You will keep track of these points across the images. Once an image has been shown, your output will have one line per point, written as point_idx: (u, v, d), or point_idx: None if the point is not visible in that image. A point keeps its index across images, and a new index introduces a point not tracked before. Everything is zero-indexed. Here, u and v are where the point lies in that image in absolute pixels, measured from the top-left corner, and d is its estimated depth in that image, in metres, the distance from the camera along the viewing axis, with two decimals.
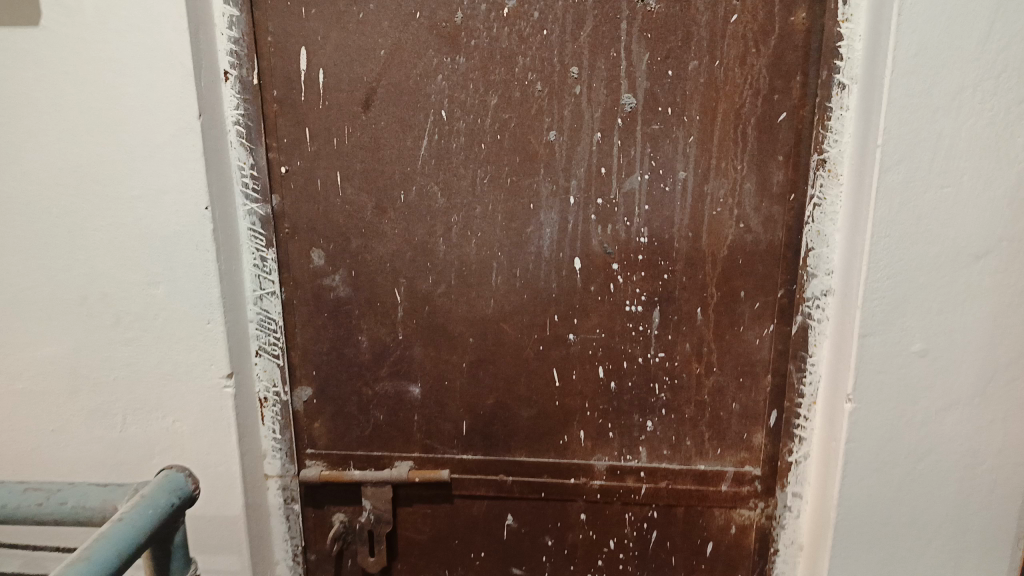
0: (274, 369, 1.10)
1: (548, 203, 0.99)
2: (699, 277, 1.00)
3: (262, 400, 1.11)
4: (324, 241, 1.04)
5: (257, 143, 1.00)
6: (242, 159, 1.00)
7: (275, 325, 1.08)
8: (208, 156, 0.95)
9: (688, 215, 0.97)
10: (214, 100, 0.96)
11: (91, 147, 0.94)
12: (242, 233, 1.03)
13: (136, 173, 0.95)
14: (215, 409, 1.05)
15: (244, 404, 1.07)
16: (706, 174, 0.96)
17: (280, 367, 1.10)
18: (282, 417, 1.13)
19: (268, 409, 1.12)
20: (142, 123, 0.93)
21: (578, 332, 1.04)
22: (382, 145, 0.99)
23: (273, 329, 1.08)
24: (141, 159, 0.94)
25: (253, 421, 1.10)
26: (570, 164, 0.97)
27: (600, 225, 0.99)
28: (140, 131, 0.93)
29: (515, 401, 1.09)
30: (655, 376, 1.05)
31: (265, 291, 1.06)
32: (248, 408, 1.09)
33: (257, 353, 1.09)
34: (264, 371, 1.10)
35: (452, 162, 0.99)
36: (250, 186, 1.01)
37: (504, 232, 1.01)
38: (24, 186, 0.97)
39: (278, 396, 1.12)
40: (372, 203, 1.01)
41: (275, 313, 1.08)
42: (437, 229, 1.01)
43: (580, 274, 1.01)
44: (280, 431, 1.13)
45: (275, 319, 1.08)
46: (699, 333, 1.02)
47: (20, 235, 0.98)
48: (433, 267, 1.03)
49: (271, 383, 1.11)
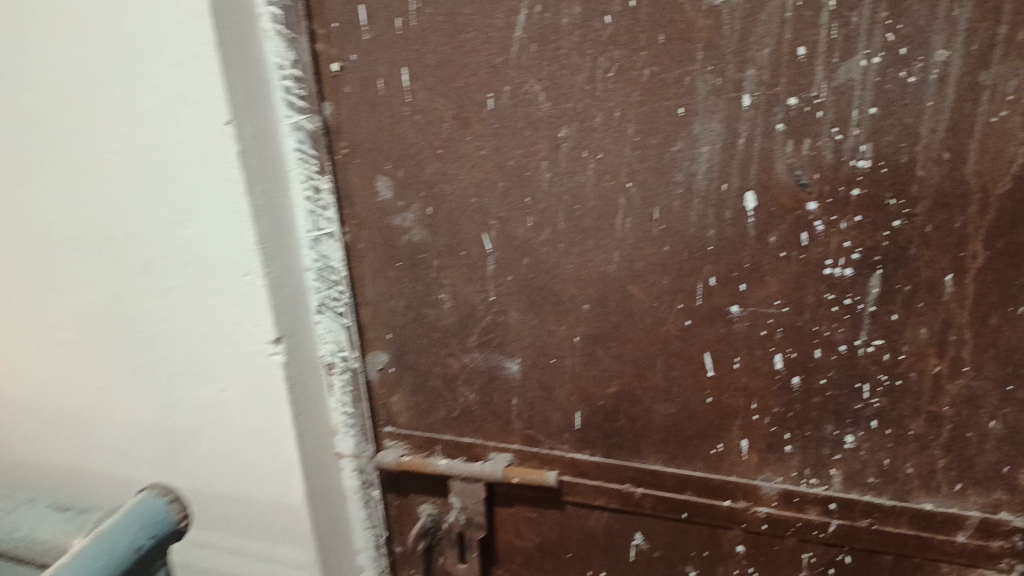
0: (340, 331, 0.85)
1: (708, 108, 0.64)
2: (955, 227, 0.62)
3: (327, 367, 0.87)
4: (391, 165, 0.76)
5: (297, 28, 0.72)
6: (280, 51, 0.73)
7: (337, 275, 0.83)
8: (227, 50, 0.68)
9: (945, 126, 0.59)
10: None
11: (89, 40, 0.71)
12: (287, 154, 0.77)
13: (141, 76, 0.71)
14: (264, 381, 0.82)
15: (302, 376, 0.84)
16: (987, 54, 0.56)
17: (347, 328, 0.85)
18: (354, 388, 0.89)
19: (335, 379, 0.88)
20: (141, 5, 0.67)
21: (747, 303, 0.70)
22: (461, 26, 0.68)
23: (335, 281, 0.83)
24: (144, 57, 0.70)
25: (317, 394, 0.87)
26: (747, 44, 0.61)
27: (790, 143, 0.63)
28: (141, 17, 0.68)
29: (649, 391, 0.78)
30: (865, 374, 0.70)
31: (323, 231, 0.81)
32: (309, 379, 0.85)
33: (318, 311, 0.84)
34: (329, 332, 0.86)
35: (562, 47, 0.66)
36: (294, 91, 0.74)
37: (638, 153, 0.68)
38: (25, 94, 0.76)
39: (347, 363, 0.87)
40: (450, 110, 0.71)
41: (336, 260, 0.82)
42: (541, 149, 0.70)
43: (753, 217, 0.67)
44: (352, 405, 0.90)
45: (337, 268, 0.82)
46: (945, 313, 0.65)
47: (32, 156, 0.80)
48: (535, 202, 0.73)
49: (337, 347, 0.86)
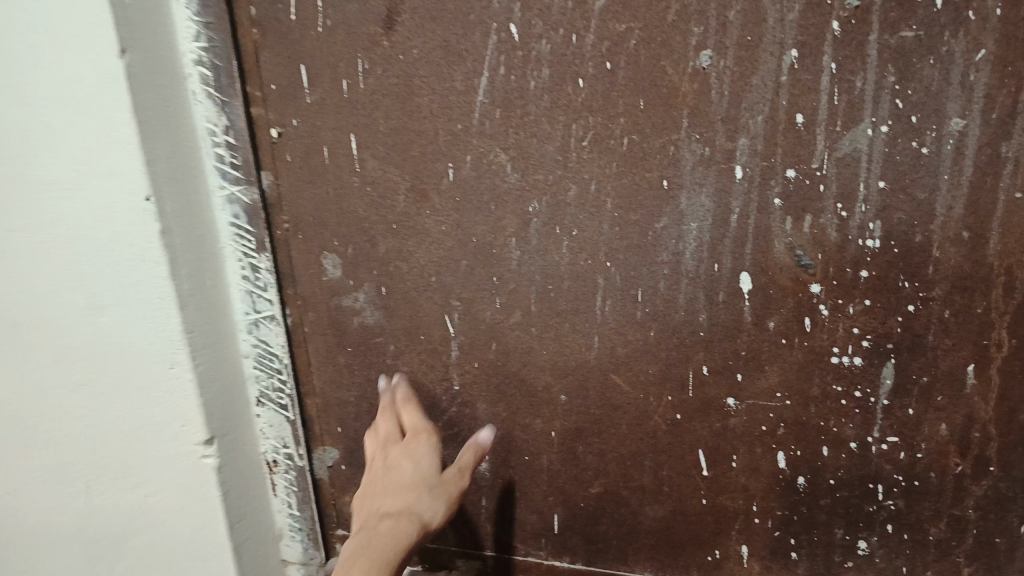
0: (282, 425, 0.75)
1: (695, 180, 0.57)
2: (976, 312, 0.55)
3: (270, 467, 0.76)
4: (339, 242, 0.67)
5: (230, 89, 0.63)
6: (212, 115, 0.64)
7: (278, 363, 0.73)
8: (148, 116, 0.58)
9: (964, 200, 0.52)
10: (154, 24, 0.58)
11: None
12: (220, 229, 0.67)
13: (44, 144, 0.59)
14: (195, 490, 0.70)
15: (240, 482, 0.72)
16: (1009, 122, 0.50)
17: (291, 421, 0.75)
18: (300, 488, 0.78)
19: (278, 479, 0.77)
20: (44, 64, 0.57)
21: (743, 396, 0.62)
22: (415, 90, 0.60)
23: (276, 369, 0.73)
24: (47, 123, 0.58)
25: (259, 499, 0.75)
26: (738, 110, 0.54)
27: (789, 219, 0.56)
28: (43, 76, 0.57)
29: (635, 492, 0.69)
30: (879, 474, 0.62)
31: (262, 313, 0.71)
32: (247, 482, 0.74)
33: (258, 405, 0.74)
34: (271, 427, 0.75)
35: (530, 113, 0.58)
36: (227, 160, 0.65)
37: (618, 230, 0.60)
38: None
39: (292, 461, 0.77)
40: (405, 182, 0.63)
41: (278, 346, 0.72)
42: (508, 225, 0.62)
43: (748, 300, 0.59)
44: (298, 507, 0.78)
45: (279, 355, 0.73)
46: (967, 407, 0.58)
47: None
48: (503, 284, 0.64)
49: (281, 444, 0.76)
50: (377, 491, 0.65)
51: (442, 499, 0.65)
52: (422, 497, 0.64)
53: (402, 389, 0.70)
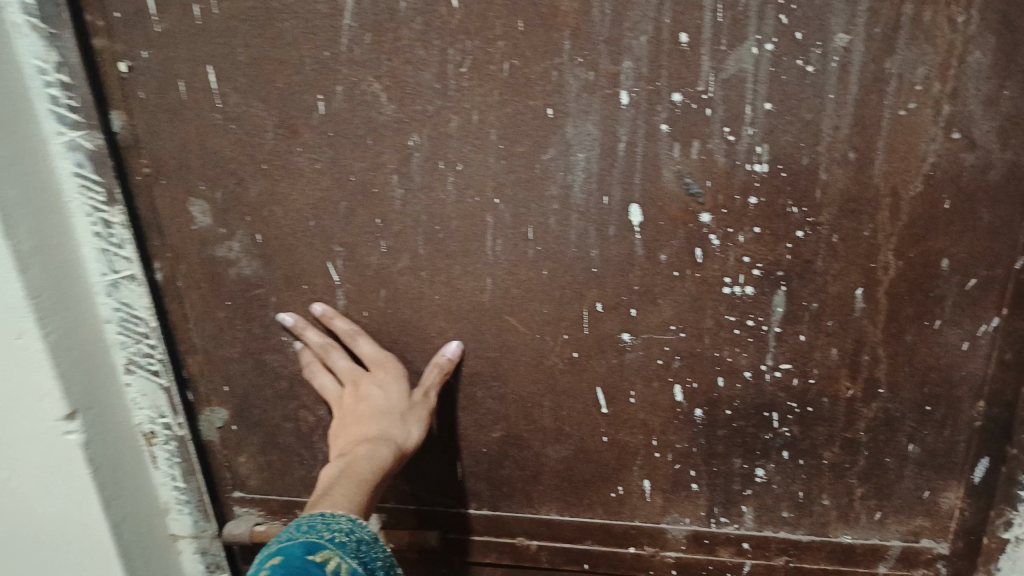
0: (156, 393, 0.69)
1: (581, 107, 0.54)
2: (864, 236, 0.54)
3: (146, 437, 0.71)
4: (207, 186, 0.62)
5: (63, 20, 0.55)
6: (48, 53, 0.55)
7: (145, 328, 0.66)
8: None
9: (850, 120, 0.51)
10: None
11: None
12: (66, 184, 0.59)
13: None
14: (60, 469, 0.63)
15: (110, 455, 0.66)
16: (893, 37, 0.48)
17: (166, 388, 0.69)
18: (183, 458, 0.73)
19: (157, 451, 0.71)
20: None
21: (639, 331, 0.61)
22: (275, 13, 0.54)
23: (143, 334, 0.66)
24: None
25: (135, 474, 0.70)
26: (621, 29, 0.51)
27: (676, 145, 0.54)
28: None
29: (537, 435, 0.67)
30: (773, 402, 0.62)
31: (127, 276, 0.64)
32: (120, 456, 0.68)
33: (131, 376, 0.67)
34: (143, 395, 0.69)
35: (402, 37, 0.54)
36: (62, 102, 0.57)
37: (504, 163, 0.56)
38: None
39: (171, 431, 0.71)
40: (272, 118, 0.58)
41: (143, 309, 0.66)
42: (387, 161, 0.58)
43: (640, 233, 0.57)
44: (183, 479, 0.73)
45: (145, 319, 0.66)
46: (856, 331, 0.58)
47: None
48: (387, 225, 0.60)
49: (157, 414, 0.70)
50: (349, 424, 0.62)
51: (421, 417, 0.63)
52: (395, 420, 0.61)
53: (337, 321, 0.64)
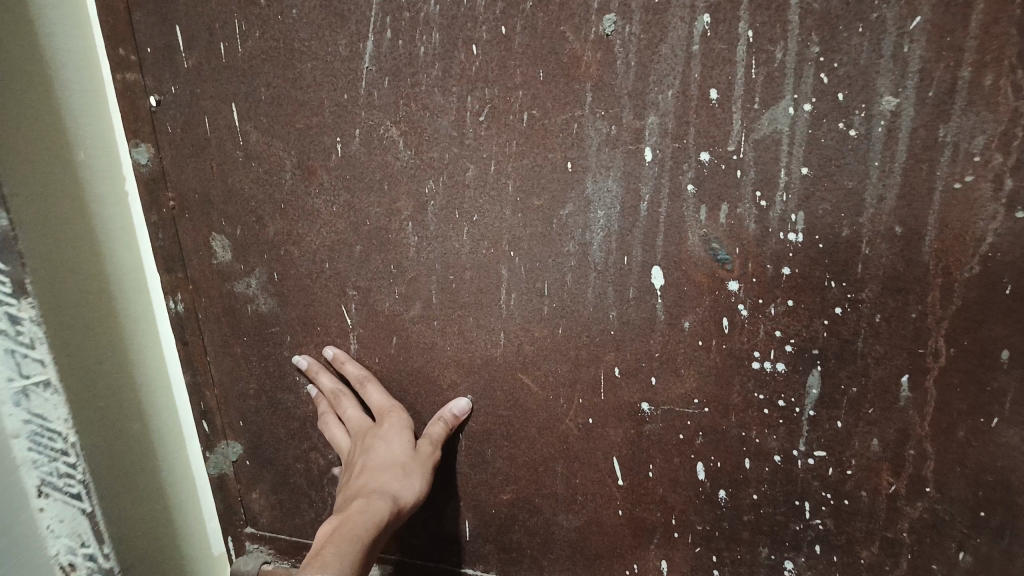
0: (77, 518, 0.56)
1: (601, 162, 0.51)
2: (910, 318, 0.49)
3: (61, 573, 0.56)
4: (228, 222, 0.61)
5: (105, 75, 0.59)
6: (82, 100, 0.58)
7: (64, 441, 0.54)
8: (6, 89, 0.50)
9: (896, 190, 0.46)
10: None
11: None
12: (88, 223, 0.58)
13: None
14: None
15: None
16: (947, 101, 0.43)
17: (89, 511, 0.57)
18: None
19: None
20: None
21: (659, 401, 0.57)
22: (296, 55, 0.54)
23: (63, 449, 0.54)
24: None
25: None
26: (646, 83, 0.48)
27: (703, 208, 0.50)
28: None
29: (548, 501, 0.63)
30: (805, 491, 0.56)
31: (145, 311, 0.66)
32: None
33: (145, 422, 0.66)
34: (60, 523, 0.55)
35: (420, 83, 0.52)
36: None
37: (520, 216, 0.54)
38: None
39: (97, 560, 0.58)
40: (291, 158, 0.57)
41: (60, 420, 0.54)
42: (403, 208, 0.56)
43: (662, 298, 0.53)
44: None
45: (62, 432, 0.54)
46: (900, 421, 0.52)
47: None
48: (400, 272, 0.58)
49: (77, 543, 0.57)
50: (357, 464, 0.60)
51: (423, 474, 0.59)
52: (400, 473, 0.58)
53: (348, 365, 0.62)
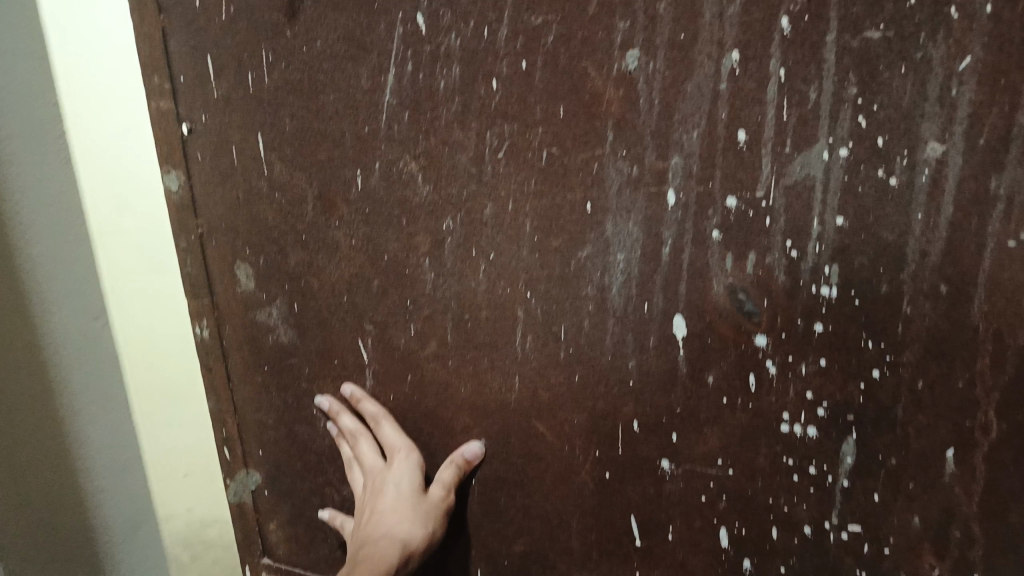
0: None
1: (622, 204, 0.48)
2: (958, 386, 0.44)
3: None
4: (251, 251, 0.61)
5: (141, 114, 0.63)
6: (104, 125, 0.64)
7: None
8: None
9: (942, 246, 0.42)
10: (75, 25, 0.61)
11: None
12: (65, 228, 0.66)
13: None
14: None
15: None
16: (1000, 150, 0.40)
17: None
18: None
19: None
20: None
21: (680, 459, 0.53)
22: (320, 86, 0.53)
23: None
24: None
25: None
26: (670, 122, 0.45)
27: (729, 256, 0.47)
28: None
29: (563, 557, 0.60)
30: (839, 568, 0.51)
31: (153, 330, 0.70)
32: None
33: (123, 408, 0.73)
34: None
35: (439, 117, 0.51)
36: None
37: (538, 257, 0.51)
38: None
39: None
40: (313, 190, 0.57)
41: None
42: (420, 243, 0.55)
43: (684, 349, 0.50)
44: None
45: None
46: (946, 499, 0.47)
47: None
48: (416, 309, 0.57)
49: None
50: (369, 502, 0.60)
51: (427, 518, 0.58)
52: (409, 513, 0.57)
53: (365, 403, 0.61)
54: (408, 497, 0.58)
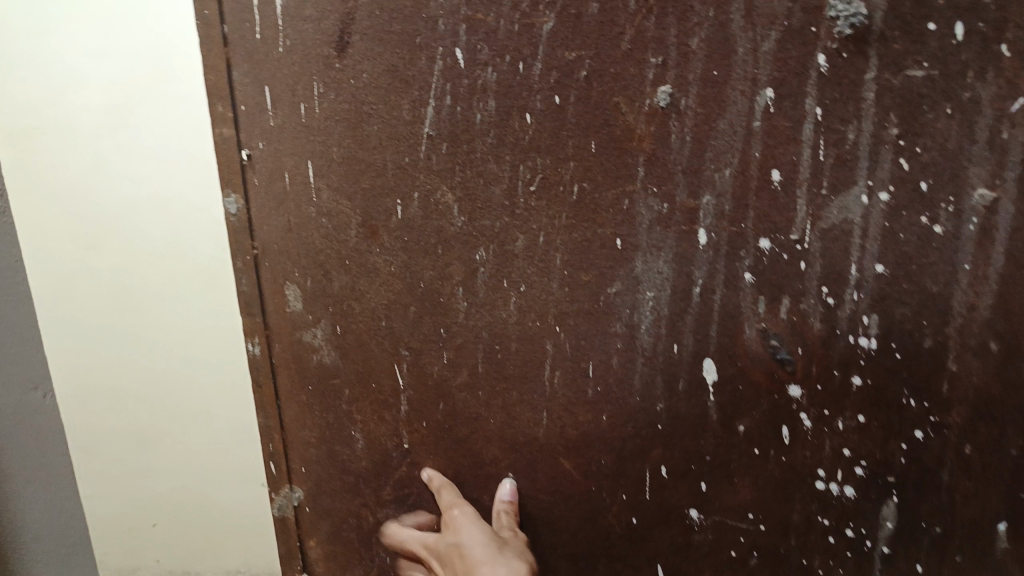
0: None
1: (652, 242, 0.47)
2: (1010, 454, 0.41)
3: None
4: (300, 273, 0.62)
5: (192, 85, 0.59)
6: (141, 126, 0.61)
7: None
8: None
9: (991, 298, 0.40)
10: (81, 32, 0.59)
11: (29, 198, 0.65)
12: (88, 253, 0.66)
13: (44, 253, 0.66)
14: None
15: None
16: None
17: None
18: None
19: None
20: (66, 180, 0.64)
21: (709, 509, 0.51)
22: (364, 117, 0.55)
23: None
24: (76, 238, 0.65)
25: None
26: (702, 159, 0.44)
27: (761, 300, 0.45)
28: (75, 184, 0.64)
29: None
30: None
31: (204, 338, 0.67)
32: None
33: (145, 435, 0.71)
34: None
35: (475, 149, 0.51)
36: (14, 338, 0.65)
37: (568, 291, 0.51)
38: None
39: None
40: (356, 217, 0.58)
41: None
42: (454, 272, 0.55)
43: (714, 395, 0.48)
44: None
45: None
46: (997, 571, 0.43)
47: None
48: (449, 337, 0.57)
49: None
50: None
51: (515, 555, 0.53)
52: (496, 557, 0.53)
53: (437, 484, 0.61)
54: (485, 545, 0.54)
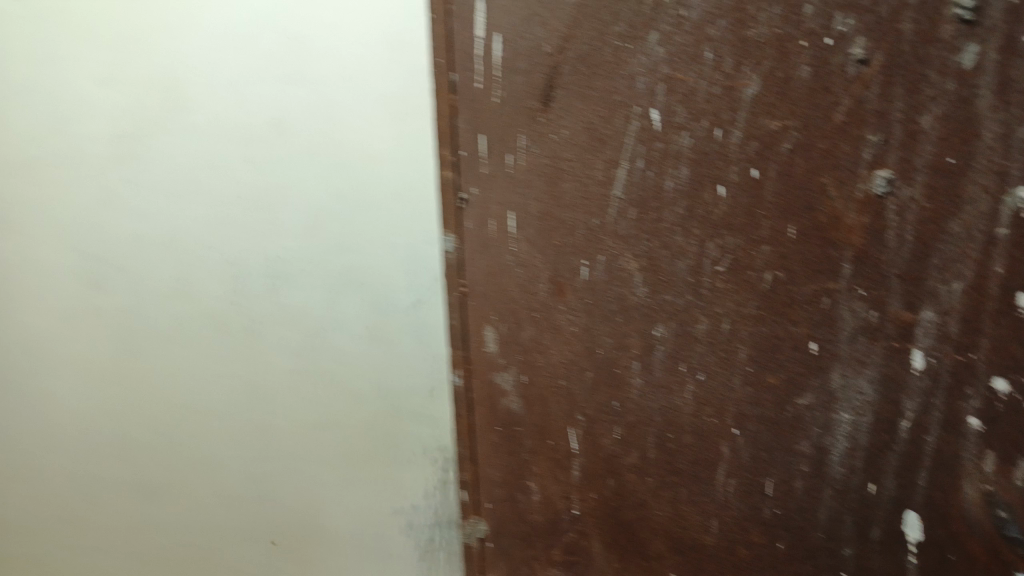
0: None
1: (854, 355, 0.41)
2: None
3: None
4: (497, 316, 0.57)
5: (385, 81, 0.68)
6: (202, 203, 0.74)
7: None
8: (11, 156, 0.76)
9: None
10: (217, 86, 0.70)
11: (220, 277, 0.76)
12: (169, 295, 0.77)
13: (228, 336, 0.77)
14: None
15: None
16: None
17: None
18: None
19: None
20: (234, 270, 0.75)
21: None
22: (560, 173, 0.49)
23: None
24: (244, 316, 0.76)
25: None
26: (924, 263, 0.38)
27: (989, 457, 0.39)
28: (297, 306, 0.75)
29: None
30: None
31: (235, 381, 0.78)
32: None
33: (167, 473, 0.83)
34: None
35: (665, 219, 0.46)
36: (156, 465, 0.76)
37: (751, 390, 0.45)
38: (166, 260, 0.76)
39: None
40: (546, 270, 0.52)
41: None
42: (633, 345, 0.50)
43: (917, 555, 0.42)
44: None
45: None
46: None
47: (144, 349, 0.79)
48: (623, 413, 0.52)
49: None
50: None
51: None
52: None
53: None
54: None
